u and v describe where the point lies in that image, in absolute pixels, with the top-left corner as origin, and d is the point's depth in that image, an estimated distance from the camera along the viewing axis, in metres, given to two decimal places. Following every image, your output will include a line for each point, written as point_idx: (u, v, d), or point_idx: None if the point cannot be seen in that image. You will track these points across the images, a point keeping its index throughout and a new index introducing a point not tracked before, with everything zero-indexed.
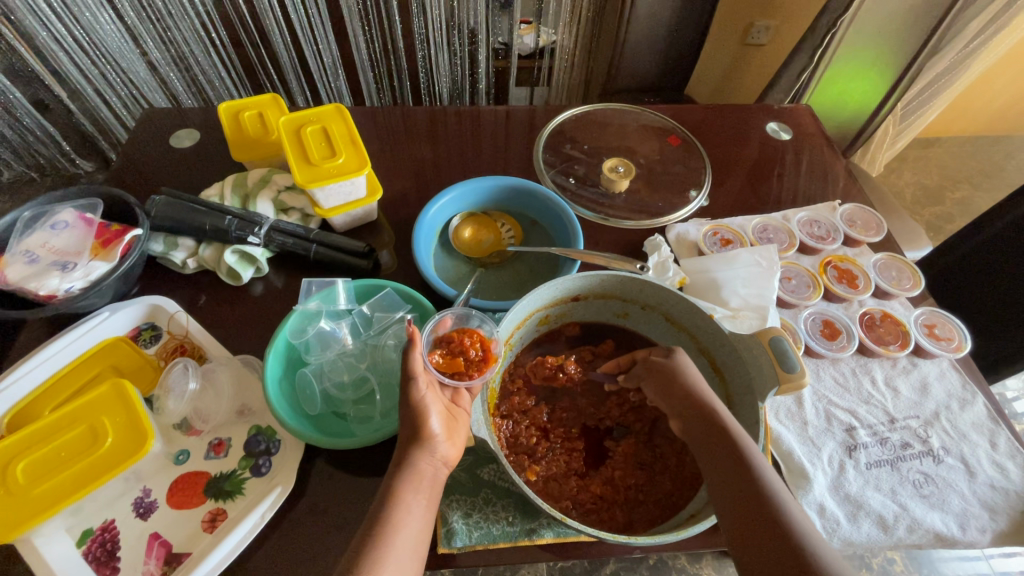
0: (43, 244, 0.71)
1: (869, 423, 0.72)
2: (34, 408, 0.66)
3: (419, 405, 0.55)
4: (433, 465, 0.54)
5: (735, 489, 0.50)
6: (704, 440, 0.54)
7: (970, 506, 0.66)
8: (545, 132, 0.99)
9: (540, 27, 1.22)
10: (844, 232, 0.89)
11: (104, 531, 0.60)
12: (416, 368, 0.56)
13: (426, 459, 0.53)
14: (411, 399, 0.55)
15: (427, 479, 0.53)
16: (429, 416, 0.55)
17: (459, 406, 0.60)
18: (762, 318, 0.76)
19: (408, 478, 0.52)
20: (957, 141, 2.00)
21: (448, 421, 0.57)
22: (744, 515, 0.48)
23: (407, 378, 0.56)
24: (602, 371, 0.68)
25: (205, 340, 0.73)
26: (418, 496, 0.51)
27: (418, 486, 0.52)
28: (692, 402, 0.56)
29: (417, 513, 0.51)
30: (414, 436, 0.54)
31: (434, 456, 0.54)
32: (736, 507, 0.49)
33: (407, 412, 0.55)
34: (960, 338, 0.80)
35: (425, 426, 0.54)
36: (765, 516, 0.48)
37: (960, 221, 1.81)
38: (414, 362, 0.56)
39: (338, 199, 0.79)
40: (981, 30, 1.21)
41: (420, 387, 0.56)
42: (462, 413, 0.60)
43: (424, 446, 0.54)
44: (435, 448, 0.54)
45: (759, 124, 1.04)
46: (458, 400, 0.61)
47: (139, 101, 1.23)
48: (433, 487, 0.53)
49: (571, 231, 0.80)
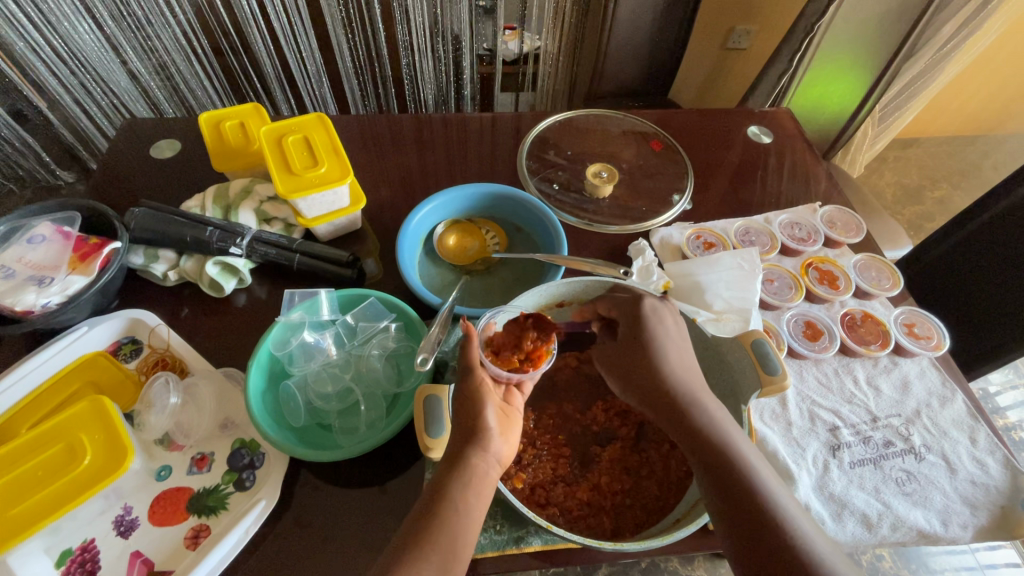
0: (19, 258, 0.70)
1: (852, 422, 0.73)
2: (10, 428, 0.64)
3: (477, 392, 0.57)
4: (490, 461, 0.53)
5: (711, 465, 0.51)
6: (678, 419, 0.55)
7: (952, 502, 0.67)
8: (529, 138, 0.99)
9: (523, 33, 1.23)
10: (825, 233, 0.91)
11: (84, 550, 0.58)
12: (474, 360, 0.59)
13: (481, 456, 0.53)
14: (471, 390, 0.57)
15: (482, 478, 0.52)
16: (486, 408, 0.56)
17: (511, 405, 0.61)
18: (745, 321, 0.76)
19: (462, 472, 0.51)
20: (935, 142, 2.04)
21: (500, 415, 0.58)
22: (723, 491, 0.50)
23: (466, 368, 0.59)
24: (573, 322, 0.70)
25: (186, 353, 0.72)
26: (466, 491, 0.50)
27: (470, 484, 0.51)
28: (666, 379, 0.58)
29: (472, 512, 0.50)
30: (473, 432, 0.54)
31: (488, 454, 0.53)
32: (713, 482, 0.50)
33: (465, 409, 0.56)
34: (939, 336, 0.81)
35: (480, 422, 0.55)
36: (740, 491, 0.49)
37: (940, 219, 1.84)
38: (471, 353, 0.59)
39: (321, 208, 0.79)
40: (954, 34, 1.24)
41: (479, 378, 0.58)
42: (515, 412, 0.61)
43: (479, 440, 0.54)
44: (490, 443, 0.54)
45: (740, 128, 1.05)
46: (510, 398, 0.62)
47: (120, 110, 1.22)
48: (490, 485, 0.52)
49: (555, 237, 0.81)
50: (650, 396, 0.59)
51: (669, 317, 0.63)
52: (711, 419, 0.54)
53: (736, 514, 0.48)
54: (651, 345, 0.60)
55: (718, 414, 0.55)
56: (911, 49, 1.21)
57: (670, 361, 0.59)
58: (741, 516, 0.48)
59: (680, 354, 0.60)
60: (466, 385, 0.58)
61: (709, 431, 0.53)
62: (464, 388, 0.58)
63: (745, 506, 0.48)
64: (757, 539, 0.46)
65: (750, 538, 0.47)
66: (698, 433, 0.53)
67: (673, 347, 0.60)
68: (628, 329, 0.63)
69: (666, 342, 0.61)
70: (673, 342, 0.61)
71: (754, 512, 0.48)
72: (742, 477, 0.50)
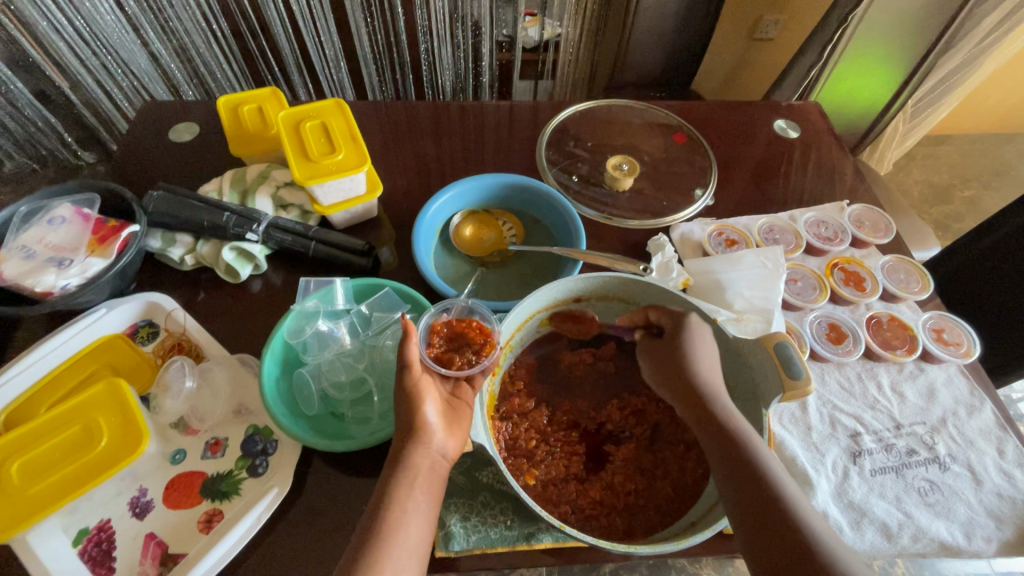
0: (40, 239, 0.70)
1: (874, 429, 0.71)
2: (29, 407, 0.65)
3: (413, 389, 0.55)
4: (432, 460, 0.52)
5: (746, 478, 0.50)
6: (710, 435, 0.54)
7: (976, 515, 0.65)
8: (548, 128, 0.97)
9: (544, 20, 1.20)
10: (852, 233, 0.88)
11: (100, 530, 0.59)
12: (412, 357, 0.56)
13: (422, 453, 0.52)
14: (404, 390, 0.55)
15: (426, 477, 0.52)
16: (425, 405, 0.54)
17: (461, 398, 0.58)
18: (766, 322, 0.75)
19: (404, 475, 0.51)
20: (967, 139, 1.97)
21: (439, 409, 0.55)
22: (752, 507, 0.49)
23: (402, 366, 0.56)
24: (620, 324, 0.69)
25: (202, 338, 0.72)
26: (411, 492, 0.50)
27: (414, 483, 0.51)
28: (700, 392, 0.56)
29: (418, 511, 0.50)
30: (410, 429, 0.53)
31: (431, 450, 0.53)
32: (747, 496, 0.49)
33: (403, 403, 0.55)
34: (969, 343, 0.79)
35: (417, 419, 0.53)
36: (769, 504, 0.48)
37: (969, 220, 1.79)
38: (409, 351, 0.56)
39: (338, 195, 0.78)
40: (994, 28, 1.19)
41: (412, 375, 0.56)
42: (463, 405, 0.58)
43: (419, 439, 0.52)
44: (431, 441, 0.53)
45: (767, 121, 1.02)
46: (460, 392, 0.59)
47: (140, 92, 1.22)
48: (432, 483, 0.52)
49: (573, 231, 0.79)
50: (684, 408, 0.58)
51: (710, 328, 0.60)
52: (742, 432, 0.53)
53: (764, 529, 0.47)
54: (690, 354, 0.58)
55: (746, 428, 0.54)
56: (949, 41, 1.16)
57: (704, 372, 0.57)
58: (770, 531, 0.47)
59: (715, 369, 0.58)
60: (403, 383, 0.56)
61: (738, 443, 0.52)
62: (401, 387, 0.55)
63: (774, 523, 0.47)
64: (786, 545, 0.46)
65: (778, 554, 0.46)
66: (728, 446, 0.52)
67: (709, 359, 0.58)
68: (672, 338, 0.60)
69: (706, 351, 0.58)
70: (710, 354, 0.58)
71: (784, 528, 0.47)
72: (770, 489, 0.49)
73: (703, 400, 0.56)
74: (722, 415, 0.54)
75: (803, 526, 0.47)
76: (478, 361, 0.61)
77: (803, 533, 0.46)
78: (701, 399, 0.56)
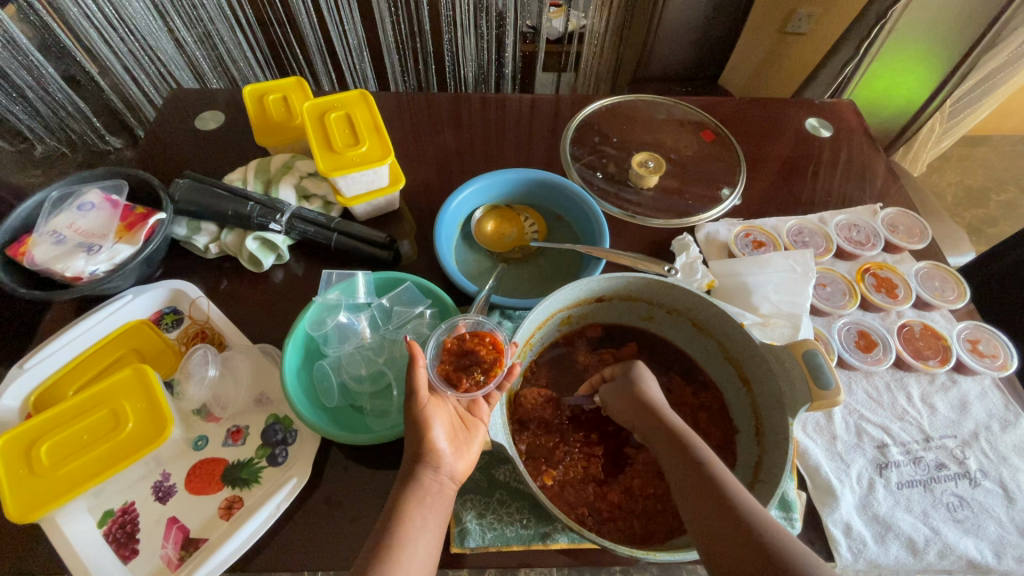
0: (70, 224, 0.72)
1: (903, 440, 0.69)
2: (58, 389, 0.67)
3: (420, 418, 0.54)
4: (440, 482, 0.53)
5: (692, 483, 0.50)
6: (664, 447, 0.55)
7: (1007, 533, 0.63)
8: (573, 123, 0.96)
9: (569, 11, 1.18)
10: (885, 237, 0.85)
11: (124, 512, 0.61)
12: (418, 384, 0.55)
13: (431, 475, 0.52)
14: (411, 417, 0.55)
15: (435, 495, 0.52)
16: (433, 431, 0.53)
17: (475, 416, 0.59)
18: (794, 327, 0.72)
19: (414, 495, 0.51)
20: (1004, 141, 1.90)
21: (449, 432, 0.55)
22: (701, 504, 0.48)
23: (409, 393, 0.55)
24: (580, 393, 0.66)
25: (225, 327, 0.73)
26: (422, 508, 0.50)
27: (424, 502, 0.51)
28: (653, 406, 0.58)
29: (428, 528, 0.50)
30: (418, 452, 0.53)
31: (441, 472, 0.53)
32: (696, 498, 0.49)
33: (411, 430, 0.54)
34: (1006, 355, 0.76)
35: (428, 444, 0.53)
36: (720, 500, 0.48)
37: (1004, 224, 1.72)
38: (415, 377, 0.55)
39: (360, 186, 0.78)
40: None
41: (419, 401, 0.55)
42: (477, 423, 0.58)
43: (427, 462, 0.52)
44: (439, 465, 0.53)
45: (798, 119, 0.99)
46: (474, 409, 0.59)
47: (167, 79, 1.23)
48: (439, 502, 0.52)
49: (597, 228, 0.78)
50: (638, 429, 0.58)
51: (648, 370, 0.63)
52: (693, 440, 0.54)
53: (716, 525, 0.47)
54: (634, 382, 0.60)
55: (700, 440, 0.54)
56: (992, 40, 1.11)
57: (650, 393, 0.59)
58: (721, 525, 0.46)
59: (664, 398, 0.61)
60: (409, 411, 0.55)
61: (690, 452, 0.52)
62: (408, 413, 0.55)
63: (725, 519, 0.46)
64: (732, 550, 0.45)
65: (730, 551, 0.45)
66: (681, 456, 0.53)
67: (651, 386, 0.60)
68: (619, 377, 0.62)
69: (650, 383, 0.61)
70: (652, 385, 0.61)
71: (733, 525, 0.46)
72: (718, 489, 0.49)
73: (651, 410, 0.57)
74: (672, 428, 0.55)
75: (754, 523, 0.45)
76: (485, 383, 0.60)
77: (756, 531, 0.45)
78: (653, 413, 0.57)
